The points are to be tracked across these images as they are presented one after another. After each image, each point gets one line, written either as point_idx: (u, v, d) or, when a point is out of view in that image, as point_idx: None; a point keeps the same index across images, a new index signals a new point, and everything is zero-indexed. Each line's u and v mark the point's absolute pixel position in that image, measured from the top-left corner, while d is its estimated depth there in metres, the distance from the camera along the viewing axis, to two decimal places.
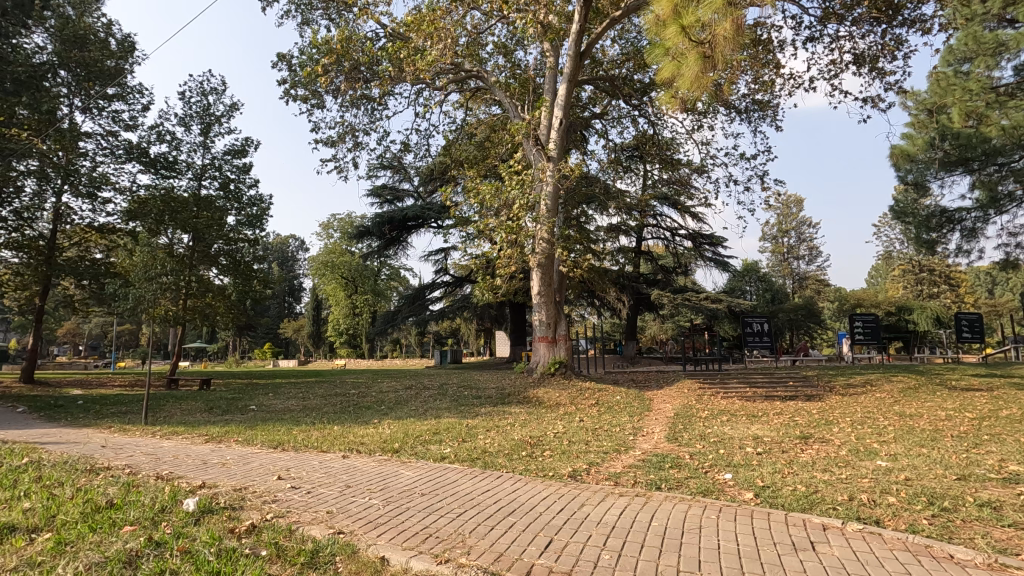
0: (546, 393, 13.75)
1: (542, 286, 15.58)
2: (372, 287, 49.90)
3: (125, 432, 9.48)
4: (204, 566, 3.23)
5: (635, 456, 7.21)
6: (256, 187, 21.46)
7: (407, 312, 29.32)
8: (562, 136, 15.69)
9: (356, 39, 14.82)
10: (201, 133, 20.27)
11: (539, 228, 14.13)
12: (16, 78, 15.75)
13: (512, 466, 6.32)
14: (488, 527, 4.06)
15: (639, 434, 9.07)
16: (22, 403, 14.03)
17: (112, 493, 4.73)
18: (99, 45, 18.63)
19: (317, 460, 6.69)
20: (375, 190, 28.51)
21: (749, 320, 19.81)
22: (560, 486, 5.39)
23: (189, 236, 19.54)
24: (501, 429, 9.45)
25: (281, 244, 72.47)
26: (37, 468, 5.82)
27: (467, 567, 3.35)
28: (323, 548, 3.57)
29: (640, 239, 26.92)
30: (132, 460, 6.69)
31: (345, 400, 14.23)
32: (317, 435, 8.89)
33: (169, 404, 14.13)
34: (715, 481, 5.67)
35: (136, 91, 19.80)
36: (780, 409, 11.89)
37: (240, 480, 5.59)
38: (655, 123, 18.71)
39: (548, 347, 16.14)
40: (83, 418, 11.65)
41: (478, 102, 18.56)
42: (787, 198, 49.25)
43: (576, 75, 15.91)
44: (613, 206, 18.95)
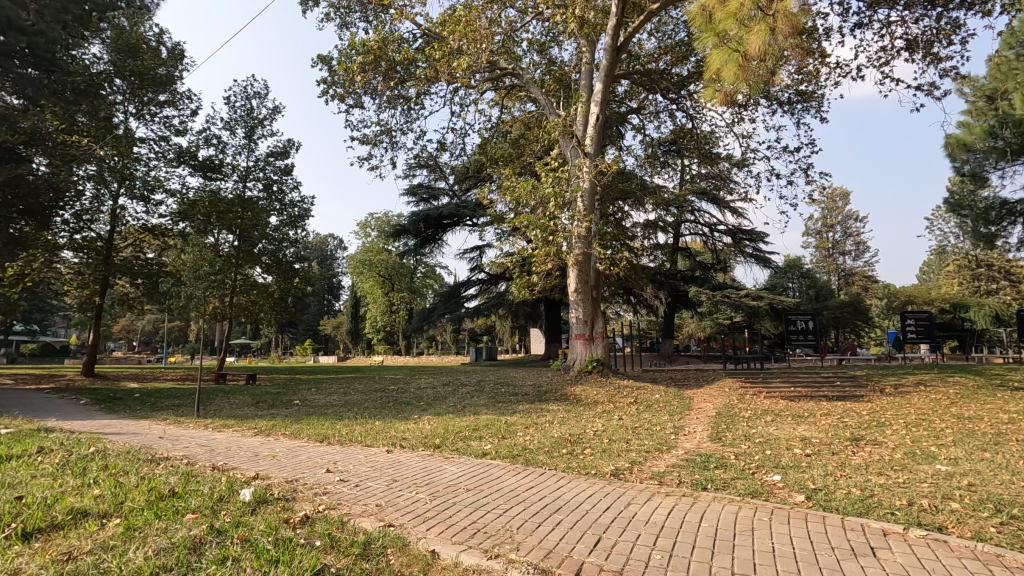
0: (584, 390, 13.67)
1: (578, 284, 15.56)
2: (408, 285, 50.64)
3: (180, 424, 9.92)
4: (264, 555, 3.34)
5: (678, 455, 7.06)
6: (298, 188, 21.97)
7: (442, 309, 29.58)
8: (599, 132, 15.53)
9: (393, 39, 14.99)
10: (246, 136, 20.90)
11: (576, 225, 13.99)
12: (75, 87, 17.16)
13: (554, 463, 6.31)
14: (535, 524, 4.06)
15: (681, 434, 8.89)
16: (84, 396, 14.84)
17: (173, 482, 4.95)
18: (151, 54, 19.45)
19: (361, 454, 6.84)
20: (410, 189, 28.91)
21: (792, 317, 19.19)
22: (604, 485, 5.33)
23: (234, 236, 20.24)
24: (539, 426, 9.44)
25: (320, 244, 74.29)
26: (104, 457, 6.14)
27: (518, 562, 3.37)
28: (375, 540, 3.65)
29: (677, 236, 26.44)
30: (188, 451, 6.98)
31: (385, 396, 14.45)
32: (359, 429, 9.08)
33: (219, 398, 14.68)
34: (763, 483, 5.53)
35: (186, 97, 20.49)
36: (827, 410, 11.50)
37: (290, 472, 5.76)
38: (693, 117, 18.36)
39: (584, 345, 15.99)
40: (139, 410, 12.23)
41: (512, 100, 18.53)
42: (832, 191, 47.42)
43: (612, 71, 15.74)
44: (650, 202, 18.83)
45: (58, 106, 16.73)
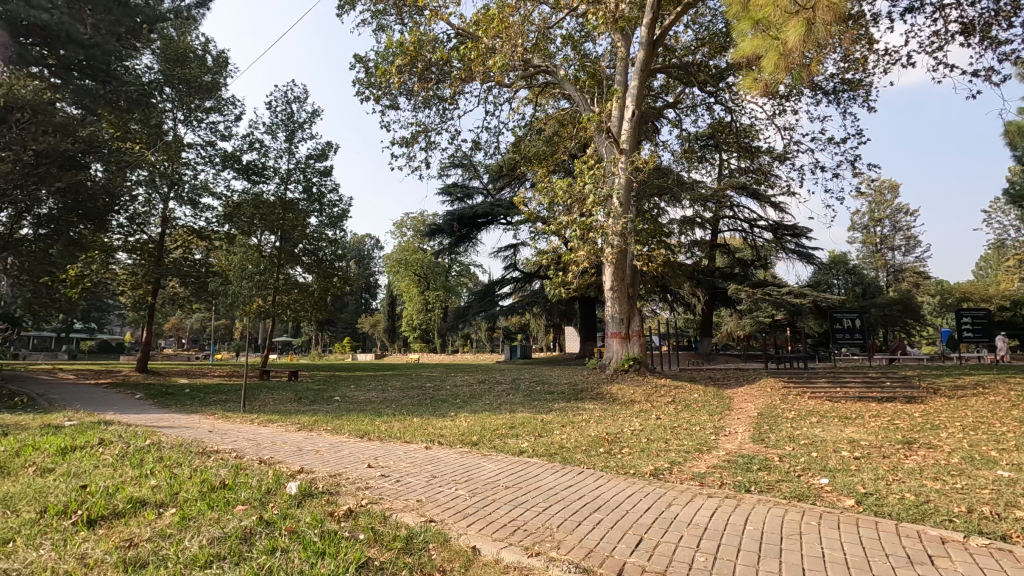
0: (621, 389, 13.54)
1: (614, 281, 15.44)
2: (443, 284, 51.12)
3: (228, 419, 10.32)
4: (311, 547, 3.43)
5: (719, 455, 6.96)
6: (337, 189, 22.45)
7: (477, 307, 29.77)
8: (635, 128, 15.35)
9: (429, 41, 15.17)
10: (287, 140, 21.50)
11: (612, 222, 13.79)
12: (129, 97, 17.61)
13: (592, 462, 6.28)
14: (576, 523, 4.05)
15: (722, 434, 8.69)
16: (139, 390, 15.60)
17: (223, 475, 5.14)
18: (197, 62, 20.23)
19: (402, 450, 6.96)
20: (446, 188, 29.23)
21: (838, 315, 18.50)
22: (645, 485, 5.26)
23: (276, 237, 20.85)
24: (577, 425, 9.39)
25: (357, 244, 75.77)
26: (159, 449, 6.44)
27: (559, 561, 3.36)
28: (417, 535, 3.70)
29: (715, 232, 25.88)
30: (237, 444, 7.26)
31: (422, 393, 14.67)
32: (399, 426, 9.25)
33: (264, 394, 15.17)
34: (810, 486, 5.37)
35: (230, 103, 21.19)
36: (877, 412, 11.06)
37: (334, 466, 5.91)
38: (733, 110, 17.92)
39: (621, 343, 15.80)
40: (191, 405, 12.73)
41: (546, 97, 18.44)
42: (880, 184, 45.36)
43: (648, 66, 15.53)
44: (687, 197, 18.51)
45: (114, 114, 17.91)
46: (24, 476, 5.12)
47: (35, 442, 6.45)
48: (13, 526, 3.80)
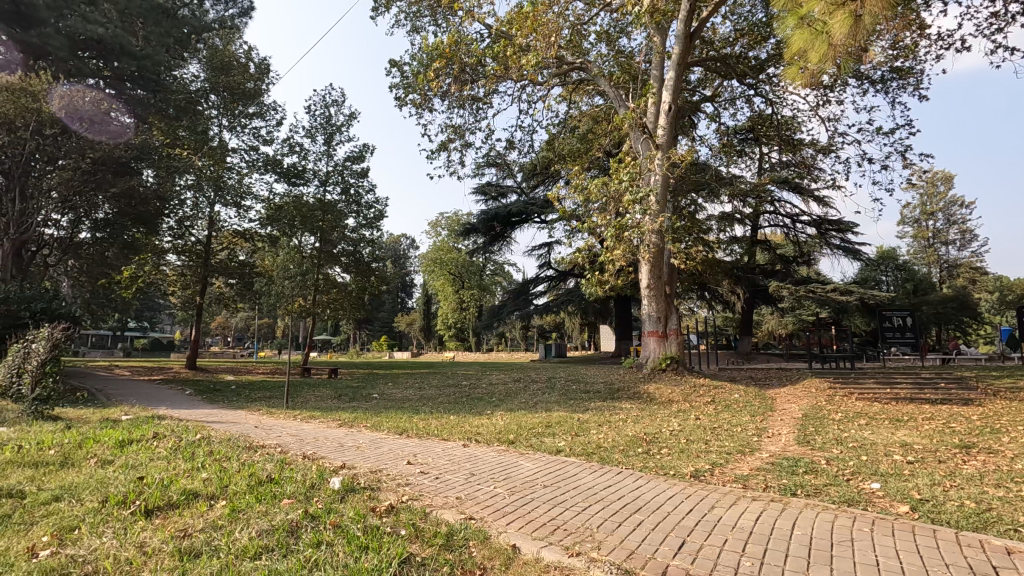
0: (658, 389, 13.32)
1: (651, 279, 15.22)
2: (478, 282, 51.41)
3: (272, 414, 10.65)
4: (355, 541, 3.50)
5: (762, 458, 6.75)
6: (374, 190, 22.85)
7: (512, 306, 29.79)
8: (672, 123, 15.05)
9: (464, 41, 15.28)
10: (325, 143, 21.99)
11: (649, 220, 13.55)
12: (177, 104, 19.05)
13: (631, 462, 6.21)
14: (616, 524, 4.00)
15: (765, 436, 8.45)
16: (189, 387, 16.28)
17: (269, 469, 5.30)
18: (241, 69, 20.36)
19: (440, 447, 7.03)
20: (480, 187, 29.32)
21: (887, 313, 17.75)
22: (686, 486, 5.17)
23: (316, 238, 21.33)
24: (613, 424, 9.29)
25: (393, 245, 76.93)
26: (209, 444, 6.68)
27: (600, 562, 3.33)
28: (458, 532, 3.74)
29: (755, 228, 25.17)
30: (281, 440, 7.48)
31: (458, 391, 14.76)
32: (436, 423, 9.35)
33: (305, 391, 15.60)
34: (860, 490, 5.16)
35: (271, 108, 21.65)
36: (930, 414, 10.58)
37: (374, 463, 6.02)
38: (773, 102, 17.40)
39: (658, 342, 15.55)
40: (238, 401, 13.21)
41: (581, 94, 18.30)
42: (932, 175, 43.16)
43: (685, 59, 15.20)
44: (726, 192, 18.05)
45: (163, 121, 18.87)
46: (86, 467, 5.40)
47: (95, 435, 6.80)
48: (78, 514, 4.01)
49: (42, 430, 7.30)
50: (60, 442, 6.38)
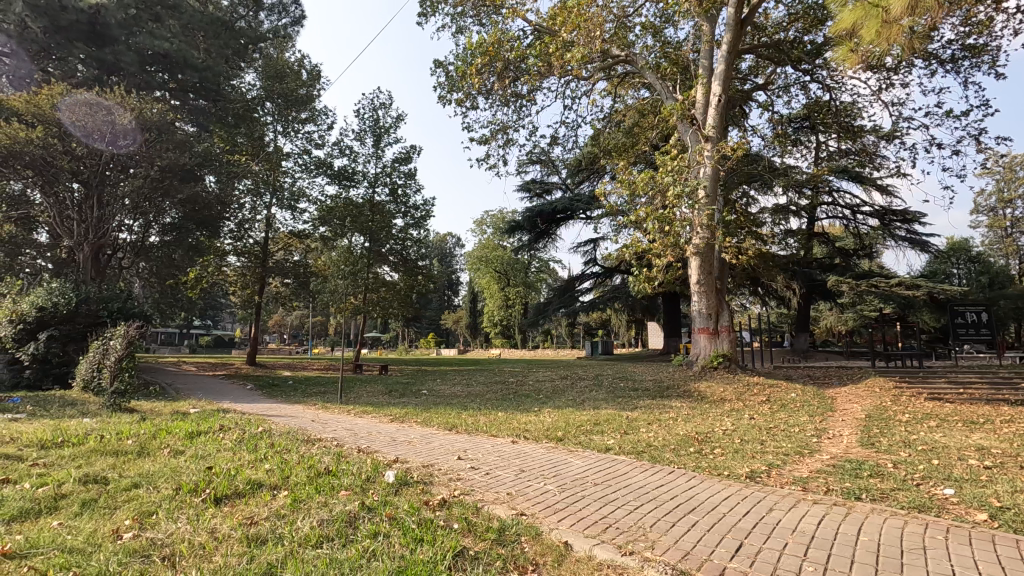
0: (710, 387, 12.99)
1: (701, 275, 14.85)
2: (523, 280, 51.52)
3: (327, 409, 11.05)
4: (409, 533, 3.59)
5: (822, 460, 6.47)
6: (421, 191, 23.26)
7: (558, 303, 29.61)
8: (722, 113, 14.63)
9: (507, 39, 15.29)
10: (374, 145, 22.55)
11: (697, 214, 13.19)
12: (235, 112, 20.32)
13: (682, 462, 6.08)
14: (670, 524, 3.93)
15: (825, 438, 8.05)
16: (250, 382, 17.08)
17: (327, 462, 5.49)
18: (294, 76, 21.01)
19: (489, 443, 7.09)
20: (525, 184, 29.33)
21: (959, 308, 16.61)
22: (742, 487, 5.04)
23: (366, 238, 21.84)
24: (663, 423, 9.12)
25: (440, 243, 78.11)
26: (270, 436, 7.00)
27: (655, 562, 3.29)
28: (509, 527, 3.77)
29: (812, 220, 24.09)
30: (336, 434, 7.73)
31: (505, 388, 14.85)
32: (485, 419, 9.44)
33: (357, 386, 16.05)
34: (930, 496, 4.87)
35: (322, 113, 22.39)
36: (1009, 416, 9.84)
37: (426, 457, 6.14)
38: (831, 87, 16.60)
39: (709, 339, 15.14)
40: (294, 396, 13.77)
41: (626, 88, 17.98)
42: (1011, 159, 39.98)
43: (735, 47, 14.74)
44: (779, 183, 17.35)
45: (224, 129, 19.99)
46: (160, 456, 5.76)
47: (167, 427, 7.22)
48: (155, 500, 4.29)
49: (121, 421, 7.82)
50: (136, 433, 6.82)
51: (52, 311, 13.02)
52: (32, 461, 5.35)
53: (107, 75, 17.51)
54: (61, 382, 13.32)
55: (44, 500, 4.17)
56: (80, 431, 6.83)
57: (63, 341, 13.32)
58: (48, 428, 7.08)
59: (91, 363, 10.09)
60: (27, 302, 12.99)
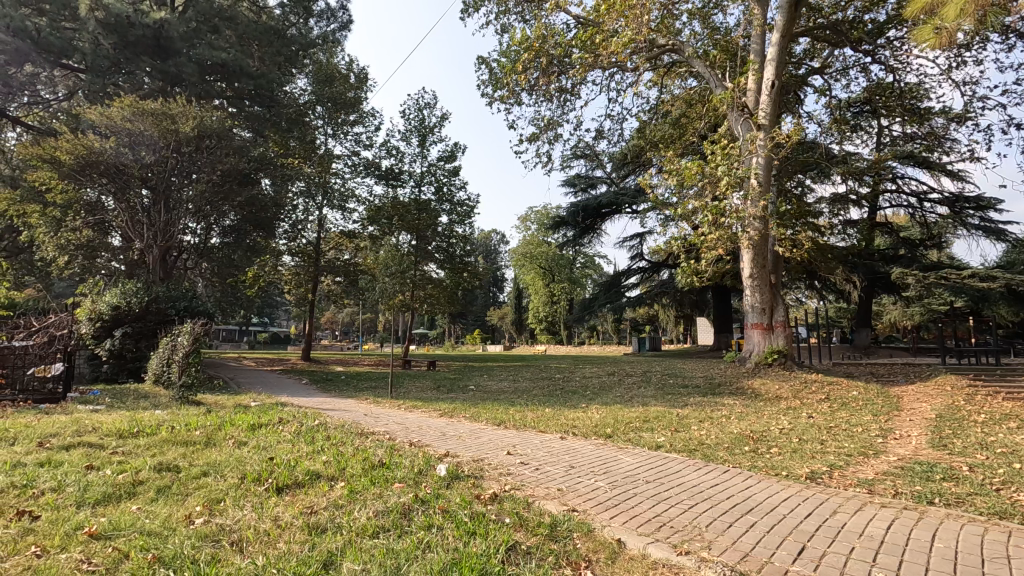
0: (764, 384, 12.54)
1: (754, 268, 14.33)
2: (568, 276, 51.27)
3: (379, 404, 11.33)
4: (463, 526, 3.64)
5: (889, 461, 6.14)
6: (465, 188, 23.47)
7: (604, 299, 29.24)
8: (775, 101, 14.09)
9: (551, 33, 15.18)
10: (419, 144, 22.90)
11: (750, 205, 12.73)
12: (289, 117, 21.12)
13: (737, 461, 5.90)
14: (726, 524, 3.82)
15: (891, 438, 7.62)
16: (305, 377, 17.75)
17: (380, 455, 5.64)
18: (342, 80, 21.66)
19: (538, 439, 7.08)
20: (569, 179, 29.14)
21: None
22: (802, 488, 4.84)
23: (412, 237, 22.25)
24: (716, 421, 8.87)
25: (485, 240, 78.70)
26: (326, 429, 7.26)
27: (712, 562, 3.21)
28: (561, 523, 3.77)
29: (874, 209, 22.85)
30: (388, 428, 7.94)
31: (552, 384, 14.83)
32: (532, 415, 9.47)
33: (406, 382, 16.41)
34: (1013, 502, 4.54)
35: (370, 115, 22.95)
36: None
37: (476, 452, 6.21)
38: (895, 68, 15.68)
39: (763, 335, 14.61)
40: (347, 390, 14.22)
41: (673, 78, 17.54)
42: None
43: (789, 30, 14.14)
44: (838, 171, 16.54)
45: (278, 134, 20.84)
46: (225, 446, 6.07)
47: (231, 419, 7.60)
48: (223, 488, 4.52)
49: (189, 413, 8.27)
50: (203, 424, 7.19)
51: (127, 309, 13.93)
52: (112, 449, 5.73)
53: (171, 86, 18.58)
54: (136, 376, 14.24)
55: (124, 486, 4.47)
56: (153, 422, 7.27)
57: (136, 338, 14.21)
58: (125, 419, 7.58)
59: (162, 358, 10.73)
60: (104, 301, 13.92)
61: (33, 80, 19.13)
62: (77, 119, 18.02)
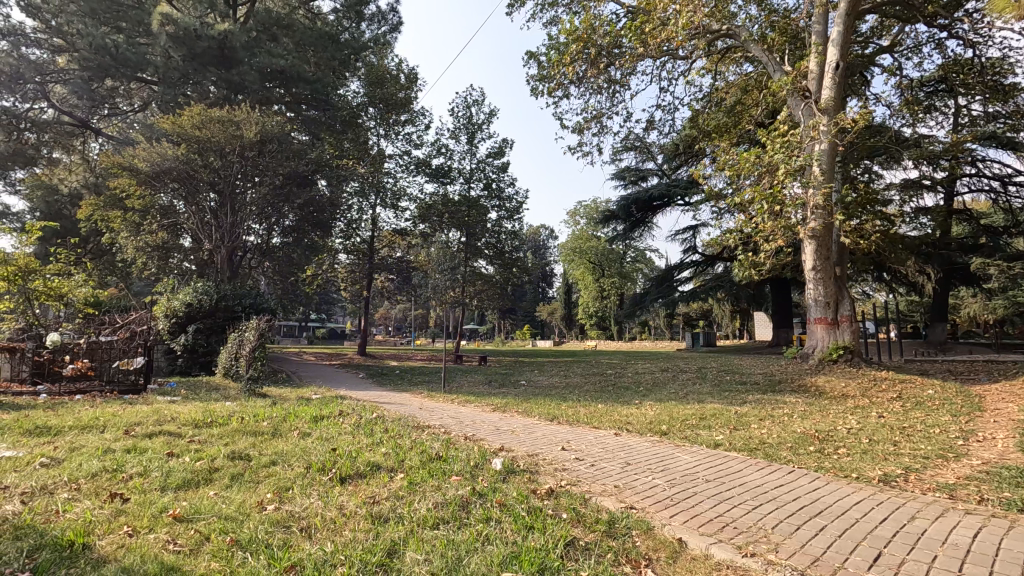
0: (829, 382, 11.97)
1: (817, 261, 13.66)
2: (619, 270, 50.42)
3: (433, 398, 11.56)
4: (521, 520, 3.66)
5: (971, 465, 5.73)
6: (514, 184, 23.55)
7: (655, 293, 28.64)
8: (839, 83, 13.35)
9: (600, 23, 14.94)
10: (468, 142, 23.15)
11: (812, 193, 12.13)
12: (343, 119, 21.74)
13: (802, 461, 5.66)
14: (794, 526, 3.68)
15: (973, 441, 7.11)
16: (362, 371, 18.30)
17: (437, 447, 5.76)
18: (393, 81, 22.12)
19: (591, 435, 7.04)
20: (619, 172, 28.71)
21: None
22: (877, 492, 4.57)
23: (462, 233, 22.56)
24: (777, 419, 8.56)
25: (533, 236, 78.56)
26: (384, 422, 7.48)
27: (779, 565, 3.11)
28: (619, 520, 3.73)
29: (951, 195, 21.28)
30: (443, 421, 8.10)
31: (604, 380, 14.71)
32: (585, 411, 9.42)
33: (458, 377, 16.65)
34: None
35: (420, 114, 23.37)
36: None
37: (530, 447, 6.23)
38: (974, 42, 14.55)
39: (827, 330, 13.95)
40: (402, 384, 14.60)
41: (727, 64, 16.92)
42: None
43: (854, 8, 13.35)
44: (909, 156, 15.52)
45: (333, 137, 21.56)
46: (291, 437, 6.36)
47: (295, 411, 7.95)
48: (290, 477, 4.73)
49: (256, 405, 8.71)
50: (269, 415, 7.55)
51: (199, 306, 14.79)
52: (189, 438, 6.11)
53: (235, 94, 19.55)
54: (207, 369, 15.08)
55: (202, 473, 4.75)
56: (225, 413, 7.70)
57: (207, 333, 14.98)
58: (199, 410, 8.06)
59: (232, 353, 11.38)
60: (179, 299, 14.86)
61: (113, 94, 20.53)
62: (152, 129, 19.23)
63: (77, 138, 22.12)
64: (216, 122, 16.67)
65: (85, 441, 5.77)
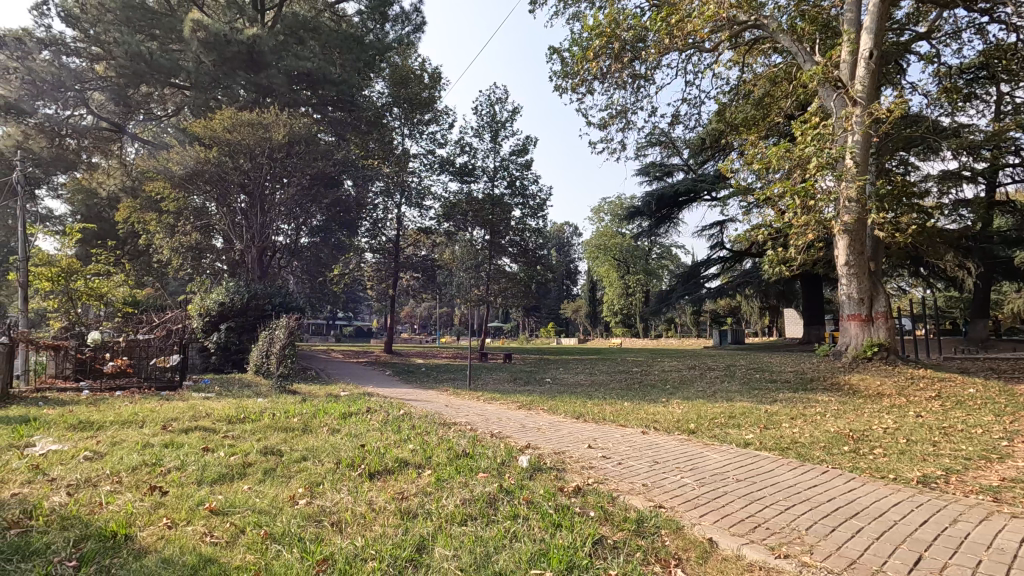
0: (864, 380, 11.63)
1: (851, 255, 13.27)
2: (644, 267, 49.88)
3: (459, 395, 11.62)
4: (548, 518, 3.66)
5: (1017, 467, 5.50)
6: (537, 181, 23.50)
7: (682, 290, 28.25)
8: (873, 72, 12.93)
9: (624, 17, 14.77)
10: (491, 140, 23.18)
11: (845, 186, 11.79)
12: (368, 120, 22.00)
13: (836, 461, 5.52)
14: (829, 527, 3.59)
15: (1019, 442, 6.82)
16: (389, 368, 18.50)
17: (464, 444, 5.79)
18: (417, 81, 22.27)
19: (618, 433, 7.00)
20: (643, 168, 28.39)
21: None
22: (916, 493, 4.42)
23: (486, 231, 22.62)
24: (809, 418, 8.37)
25: (557, 233, 78.23)
26: (411, 418, 7.55)
27: (814, 567, 3.04)
28: (648, 518, 3.70)
29: (993, 186, 20.44)
30: (469, 419, 8.14)
31: (630, 378, 14.59)
32: (611, 409, 9.35)
33: (483, 374, 16.70)
34: None
35: (444, 113, 23.49)
36: None
37: (556, 445, 6.21)
38: (1018, 26, 13.93)
39: (861, 327, 13.56)
40: (428, 382, 14.71)
41: (755, 55, 16.57)
42: None
43: None
44: (948, 146, 14.95)
45: (359, 137, 21.83)
46: (321, 433, 6.47)
47: (325, 407, 8.09)
48: (321, 472, 4.81)
49: (287, 401, 8.90)
50: (300, 412, 7.70)
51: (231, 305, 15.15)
52: (223, 433, 6.28)
53: (263, 97, 19.96)
54: (239, 367, 15.44)
55: (237, 467, 4.88)
56: (257, 409, 7.89)
57: (239, 331, 15.34)
58: (232, 405, 8.27)
59: (263, 350, 11.64)
60: (211, 299, 15.25)
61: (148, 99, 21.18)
62: (185, 133, 19.77)
63: (115, 143, 22.89)
64: (246, 125, 17.05)
65: (126, 435, 5.99)
